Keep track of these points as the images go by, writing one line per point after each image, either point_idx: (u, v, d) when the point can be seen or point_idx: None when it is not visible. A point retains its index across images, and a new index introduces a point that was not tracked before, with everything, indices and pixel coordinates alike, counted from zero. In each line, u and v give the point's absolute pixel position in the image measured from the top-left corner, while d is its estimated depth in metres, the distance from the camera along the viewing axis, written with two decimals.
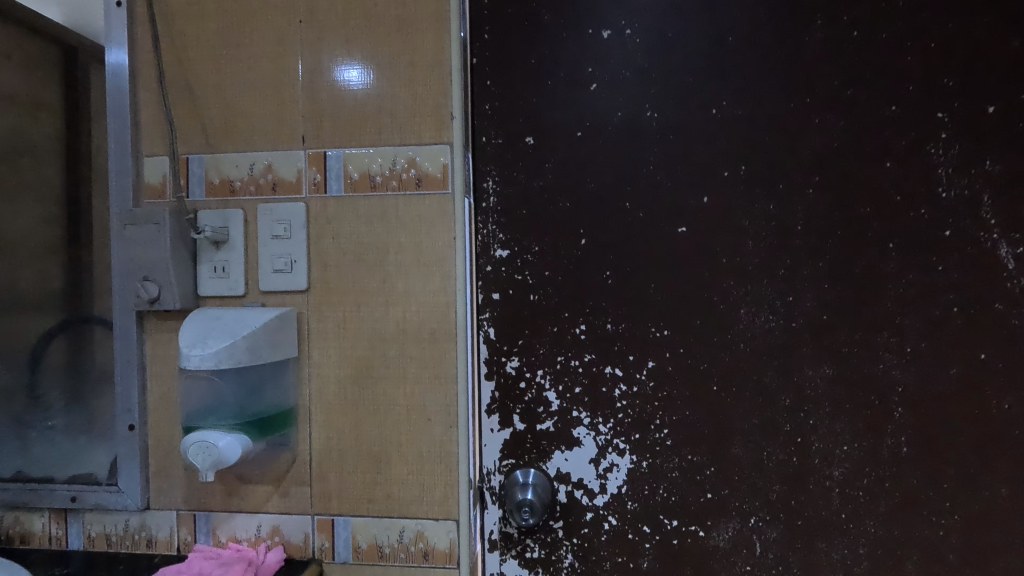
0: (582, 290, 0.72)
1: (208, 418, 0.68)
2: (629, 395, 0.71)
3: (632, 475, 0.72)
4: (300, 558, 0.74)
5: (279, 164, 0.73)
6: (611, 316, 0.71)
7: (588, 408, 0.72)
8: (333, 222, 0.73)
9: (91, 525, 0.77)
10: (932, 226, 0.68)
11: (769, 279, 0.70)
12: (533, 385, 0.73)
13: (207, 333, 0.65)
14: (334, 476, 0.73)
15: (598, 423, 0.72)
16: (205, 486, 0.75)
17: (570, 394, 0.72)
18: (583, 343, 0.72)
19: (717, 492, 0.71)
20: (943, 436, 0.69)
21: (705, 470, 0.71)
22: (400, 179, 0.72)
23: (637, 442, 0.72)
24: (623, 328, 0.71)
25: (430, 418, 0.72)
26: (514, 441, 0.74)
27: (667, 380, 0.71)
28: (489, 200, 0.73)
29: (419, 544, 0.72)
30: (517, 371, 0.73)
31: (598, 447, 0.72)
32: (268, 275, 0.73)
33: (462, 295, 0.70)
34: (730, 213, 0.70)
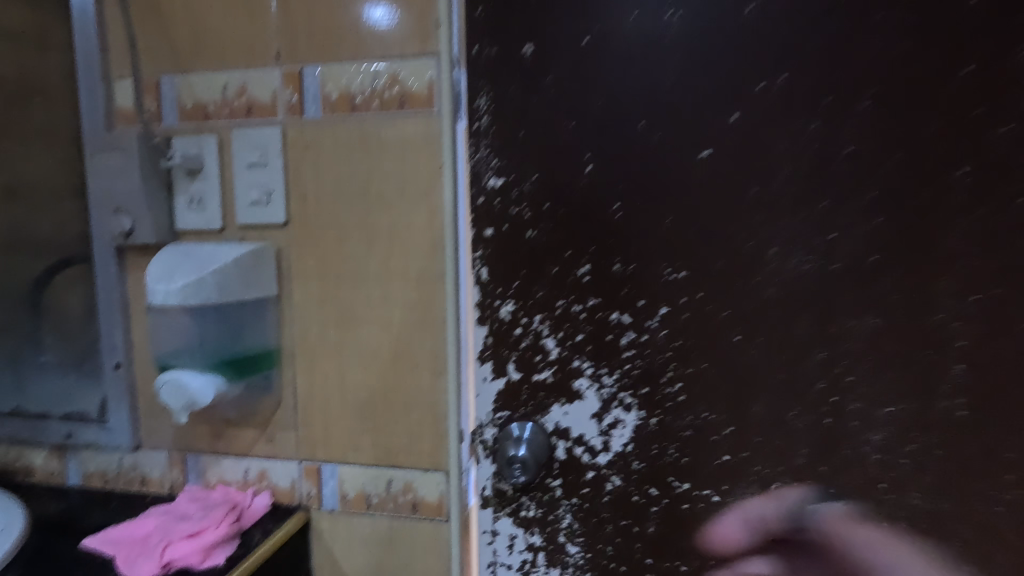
0: (586, 225, 0.63)
1: (182, 357, 0.65)
2: (638, 344, 0.63)
3: (639, 433, 0.64)
4: (288, 504, 0.71)
5: (253, 85, 0.66)
6: (619, 255, 0.62)
7: (591, 358, 0.64)
8: (311, 148, 0.66)
9: (88, 463, 0.76)
10: (1019, 146, 0.55)
11: (806, 212, 0.59)
12: (530, 332, 0.65)
13: (175, 267, 0.61)
14: (319, 421, 0.69)
15: (602, 374, 0.64)
16: (192, 429, 0.73)
17: (571, 342, 0.64)
18: (586, 286, 0.63)
19: (735, 454, 0.63)
20: (1013, 400, 0.58)
21: (722, 429, 0.63)
22: (382, 99, 0.64)
23: (646, 397, 0.63)
24: (632, 269, 0.62)
25: (418, 363, 0.66)
26: (509, 392, 0.66)
27: (681, 329, 0.62)
28: (481, 120, 0.63)
29: (407, 495, 0.68)
30: (512, 316, 0.65)
31: (602, 402, 0.65)
32: (245, 208, 0.67)
33: (452, 232, 0.64)
34: (762, 133, 0.59)
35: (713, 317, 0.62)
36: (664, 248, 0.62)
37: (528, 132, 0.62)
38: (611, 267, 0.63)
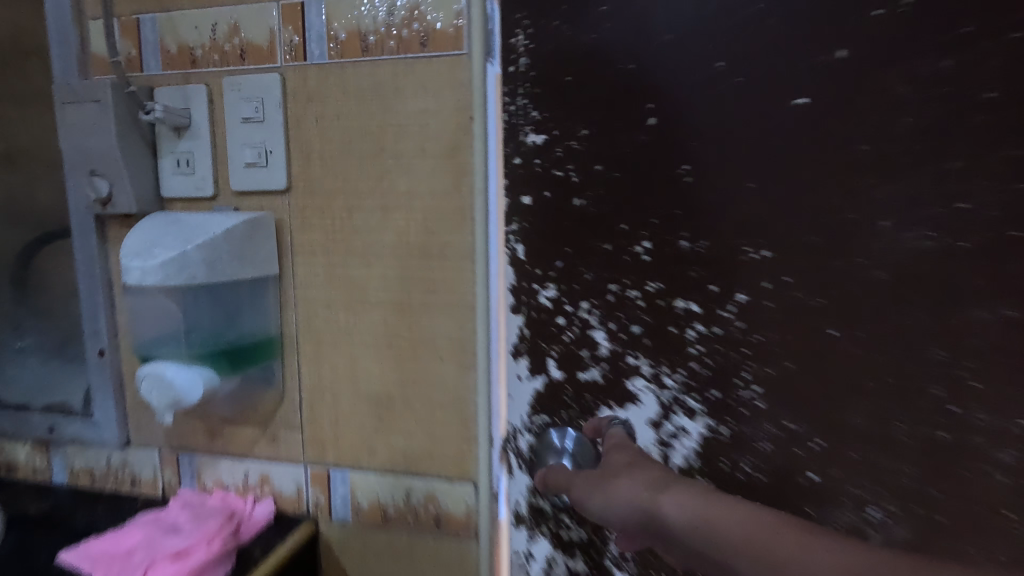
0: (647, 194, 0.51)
1: (165, 346, 0.55)
2: (707, 338, 0.52)
3: (706, 445, 0.53)
4: (294, 513, 0.62)
5: (247, 24, 0.56)
6: (687, 228, 0.51)
7: (650, 354, 0.54)
8: (315, 99, 0.55)
9: (74, 459, 0.68)
10: None
11: None
12: (575, 322, 0.56)
13: (156, 240, 0.51)
14: (328, 419, 0.60)
15: (662, 374, 0.54)
16: (186, 425, 0.64)
17: (625, 334, 0.54)
18: (645, 267, 0.53)
19: (823, 472, 0.48)
20: None
21: (809, 442, 0.49)
22: (400, 37, 0.52)
23: (716, 402, 0.52)
24: (704, 247, 0.50)
25: (441, 356, 0.56)
26: (549, 393, 0.58)
27: (764, 321, 0.49)
28: (518, 63, 0.53)
29: (428, 508, 0.59)
30: (553, 303, 0.56)
31: (662, 406, 0.54)
32: (240, 171, 0.57)
33: (482, 205, 0.53)
34: None
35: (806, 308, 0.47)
36: (742, 218, 0.49)
37: (574, 78, 0.52)
38: (677, 246, 0.51)
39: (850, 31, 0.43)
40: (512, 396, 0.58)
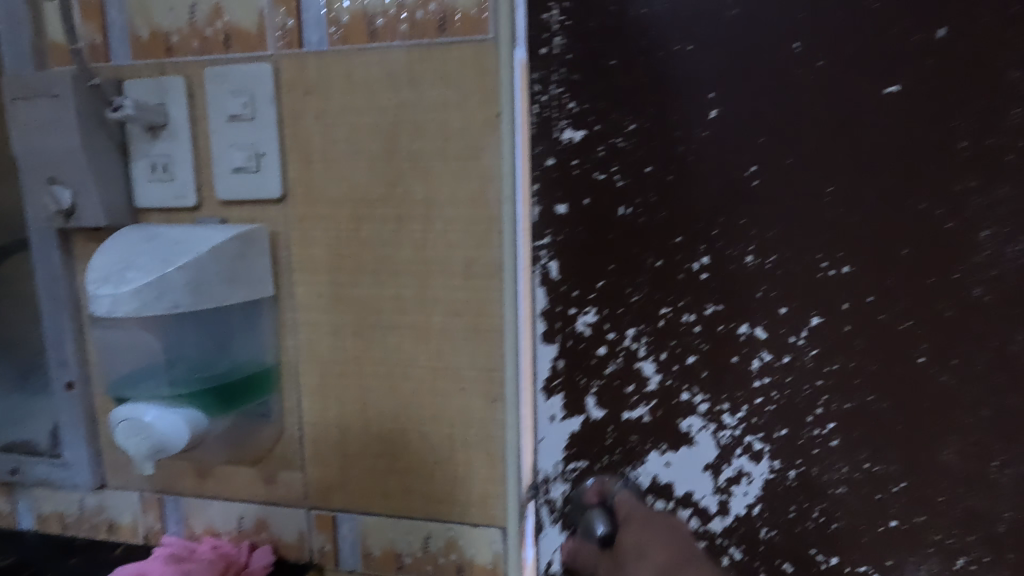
0: (693, 203, 0.45)
1: (145, 384, 0.48)
2: (774, 370, 0.46)
3: (769, 492, 0.48)
4: (296, 561, 0.55)
5: (231, 4, 0.48)
6: (753, 241, 0.44)
7: (708, 390, 0.47)
8: (314, 93, 0.48)
9: (41, 504, 0.60)
10: None
11: None
12: (619, 349, 0.48)
13: (129, 260, 0.44)
14: (332, 457, 0.53)
15: (722, 414, 0.48)
16: (168, 465, 0.56)
17: (678, 366, 0.47)
18: (702, 282, 0.46)
19: (906, 519, 0.47)
20: None
21: (892, 486, 0.46)
22: (414, 20, 0.45)
23: (786, 443, 0.47)
24: (772, 264, 0.45)
25: (464, 385, 0.49)
26: (584, 435, 0.50)
27: (842, 350, 0.45)
28: (552, 43, 0.45)
29: (450, 556, 0.52)
30: (593, 329, 0.48)
31: (721, 450, 0.48)
32: (226, 177, 0.49)
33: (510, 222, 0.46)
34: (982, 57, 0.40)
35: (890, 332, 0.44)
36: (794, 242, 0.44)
37: (621, 61, 0.44)
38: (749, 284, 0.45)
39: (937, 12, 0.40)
40: (541, 439, 0.50)
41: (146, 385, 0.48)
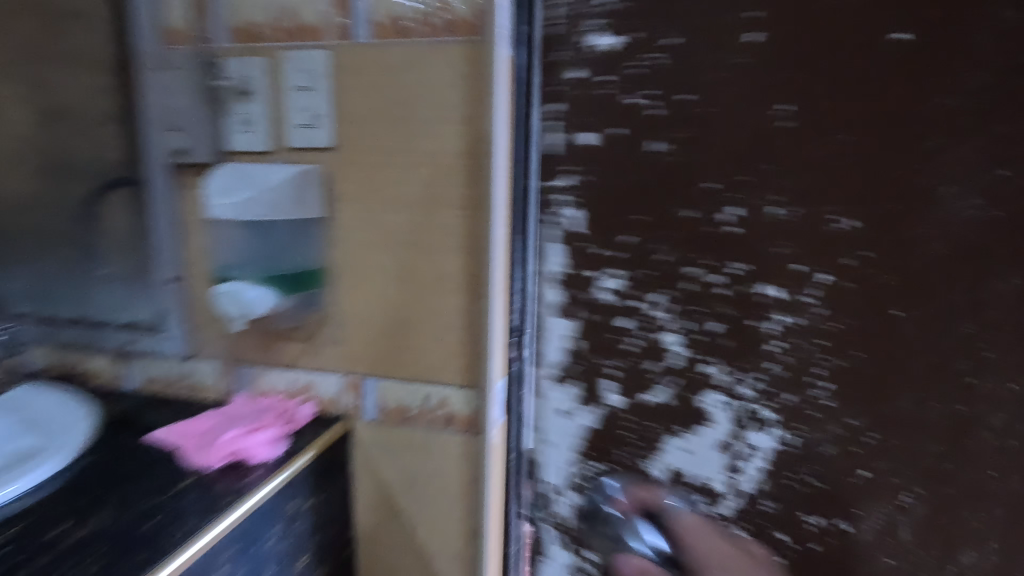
0: (722, 146, 0.62)
1: (238, 269, 0.72)
2: (793, 328, 0.62)
3: (772, 455, 0.66)
4: (332, 413, 0.76)
5: (303, 8, 0.67)
6: (786, 200, 0.60)
7: (726, 356, 0.65)
8: (358, 73, 0.67)
9: (145, 369, 0.82)
10: None
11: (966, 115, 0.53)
12: (647, 324, 0.69)
13: (233, 186, 0.68)
14: (361, 338, 0.74)
15: (741, 380, 0.66)
16: (242, 341, 0.78)
17: (703, 333, 0.66)
18: (737, 261, 0.63)
19: (876, 472, 0.62)
20: None
21: (869, 436, 0.62)
22: (431, 24, 0.64)
23: (791, 405, 0.64)
24: (795, 217, 0.60)
25: (456, 286, 0.70)
26: (601, 434, 0.74)
27: (844, 308, 0.60)
28: None
29: (442, 409, 0.73)
30: (617, 300, 0.70)
31: (734, 423, 0.67)
32: (294, 130, 0.69)
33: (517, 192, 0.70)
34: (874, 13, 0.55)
35: (878, 286, 0.58)
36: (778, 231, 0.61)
37: None
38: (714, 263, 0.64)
39: None
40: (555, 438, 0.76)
41: (242, 271, 0.72)
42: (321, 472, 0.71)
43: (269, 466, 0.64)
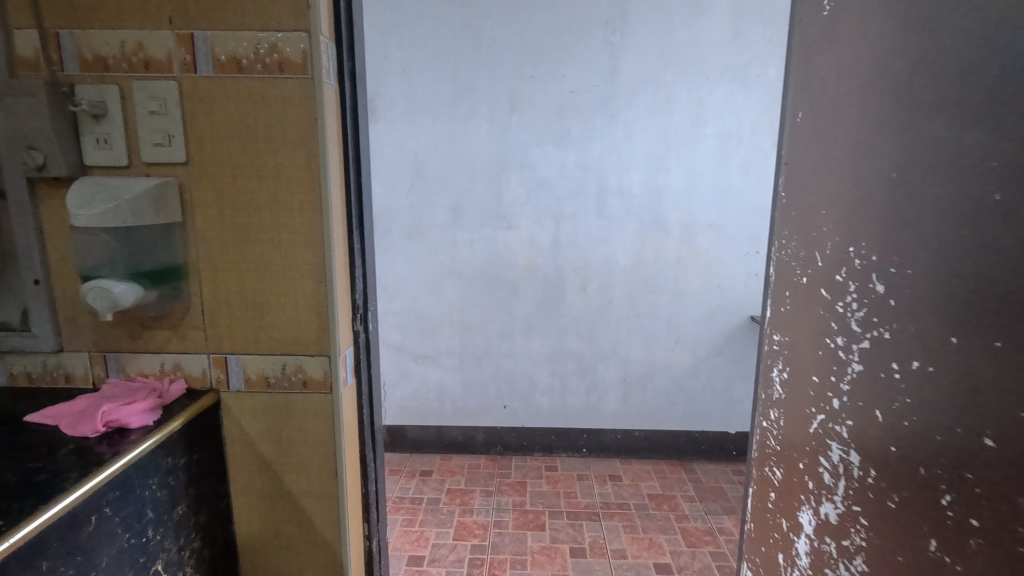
0: (804, 219, 0.75)
1: (105, 269, 0.83)
2: (780, 364, 0.83)
3: (783, 468, 0.82)
4: (200, 388, 0.90)
5: (149, 44, 0.79)
6: (801, 263, 0.76)
7: (777, 404, 0.84)
8: (203, 100, 0.81)
9: (12, 366, 0.89)
10: (809, 114, 0.74)
11: (828, 151, 0.69)
12: (775, 407, 0.85)
13: (93, 194, 0.75)
14: (223, 321, 0.88)
15: (773, 415, 0.86)
16: (112, 332, 0.88)
17: (778, 397, 0.84)
18: (786, 337, 0.81)
19: (777, 440, 0.84)
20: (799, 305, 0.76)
21: (775, 417, 0.85)
22: (264, 63, 0.80)
23: (785, 431, 0.82)
24: (800, 267, 0.76)
25: (302, 274, 0.87)
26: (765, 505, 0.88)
27: (790, 339, 0.80)
28: None
29: (298, 374, 0.89)
30: (774, 392, 0.85)
31: (776, 457, 0.84)
32: (149, 148, 0.82)
33: (350, 194, 0.92)
34: (821, 72, 0.71)
35: (800, 315, 0.76)
36: (814, 356, 0.72)
37: None
38: (903, 418, 0.55)
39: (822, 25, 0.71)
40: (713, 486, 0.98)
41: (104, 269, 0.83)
42: (192, 436, 0.84)
43: (146, 430, 0.76)
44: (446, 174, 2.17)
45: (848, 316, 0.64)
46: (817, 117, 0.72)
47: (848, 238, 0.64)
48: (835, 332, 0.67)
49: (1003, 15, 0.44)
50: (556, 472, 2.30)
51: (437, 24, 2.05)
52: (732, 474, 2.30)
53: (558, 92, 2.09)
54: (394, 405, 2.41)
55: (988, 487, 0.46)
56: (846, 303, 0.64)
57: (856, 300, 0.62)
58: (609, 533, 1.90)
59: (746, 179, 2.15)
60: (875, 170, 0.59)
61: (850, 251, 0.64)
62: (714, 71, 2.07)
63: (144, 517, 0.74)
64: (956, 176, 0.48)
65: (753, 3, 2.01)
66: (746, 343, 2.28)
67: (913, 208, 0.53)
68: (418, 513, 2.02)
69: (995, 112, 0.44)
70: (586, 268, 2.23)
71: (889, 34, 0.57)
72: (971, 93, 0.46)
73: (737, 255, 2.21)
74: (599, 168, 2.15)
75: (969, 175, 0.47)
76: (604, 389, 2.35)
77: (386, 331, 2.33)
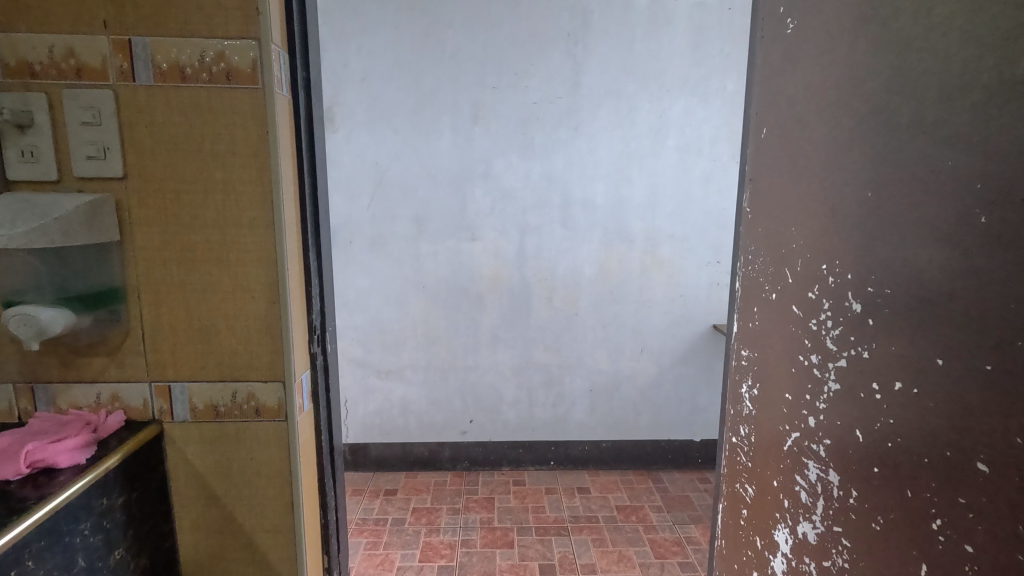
0: (773, 236, 0.75)
1: (30, 292, 0.75)
2: (751, 381, 0.83)
3: (755, 485, 0.82)
4: (141, 419, 0.83)
5: (81, 50, 0.73)
6: (769, 278, 0.76)
7: (748, 420, 0.84)
8: (144, 111, 0.75)
9: None
10: (775, 130, 0.74)
11: (796, 168, 0.69)
12: (746, 423, 0.84)
13: (15, 212, 0.68)
14: (166, 346, 0.82)
15: (744, 431, 0.85)
16: (40, 360, 0.80)
17: (749, 414, 0.83)
18: (755, 353, 0.81)
19: (749, 458, 0.84)
20: (769, 322, 0.76)
21: (746, 433, 0.84)
22: (210, 72, 0.75)
23: (757, 449, 0.81)
24: (768, 283, 0.76)
25: (254, 295, 0.81)
26: (740, 523, 0.87)
27: (760, 356, 0.80)
28: None
29: (250, 402, 0.84)
30: (745, 409, 0.85)
31: (748, 474, 0.84)
32: (82, 161, 0.75)
33: (305, 210, 0.87)
34: (787, 89, 0.71)
35: (770, 332, 0.76)
36: (786, 374, 0.72)
37: None
38: (886, 439, 0.54)
39: (786, 42, 0.72)
40: None
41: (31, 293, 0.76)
42: (132, 472, 0.77)
43: (78, 469, 0.70)
44: (408, 185, 2.12)
45: (822, 333, 0.64)
46: (784, 135, 0.72)
47: (820, 256, 0.64)
48: (809, 350, 0.66)
49: (983, 34, 0.43)
50: (524, 486, 2.27)
51: (398, 33, 2.01)
52: (698, 482, 2.32)
53: (522, 104, 2.08)
54: (356, 422, 2.34)
55: (982, 513, 0.44)
56: (820, 320, 0.64)
57: (831, 319, 0.62)
58: (578, 547, 1.88)
59: (706, 190, 2.19)
60: (851, 189, 0.58)
61: (823, 269, 0.63)
62: (675, 84, 2.10)
63: (73, 568, 0.67)
64: (936, 197, 0.47)
65: (712, 19, 2.06)
66: (709, 351, 2.31)
67: (891, 229, 0.53)
68: (382, 535, 1.95)
69: (975, 135, 0.44)
70: (551, 279, 2.22)
71: (859, 54, 0.57)
72: (950, 115, 0.46)
73: (699, 265, 2.24)
74: (563, 179, 2.15)
75: (953, 197, 0.46)
76: (571, 400, 2.33)
77: (347, 346, 2.26)
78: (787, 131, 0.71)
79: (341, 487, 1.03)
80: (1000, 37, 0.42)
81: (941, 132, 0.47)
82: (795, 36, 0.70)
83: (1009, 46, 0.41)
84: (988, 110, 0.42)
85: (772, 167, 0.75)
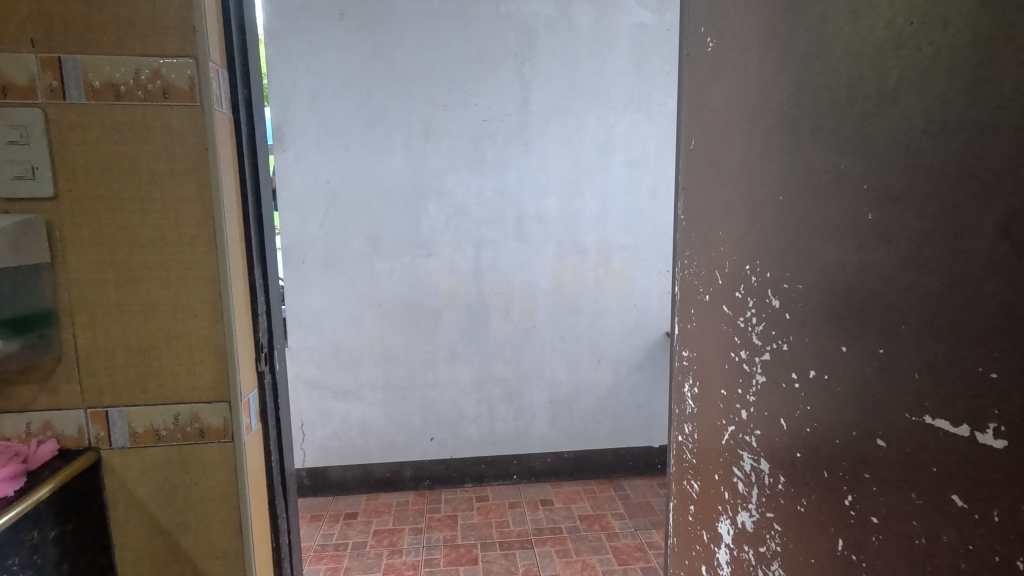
0: (705, 241, 0.79)
1: None
2: (692, 379, 0.86)
3: (700, 481, 0.85)
4: (76, 448, 0.80)
5: (7, 68, 0.72)
6: (703, 281, 0.80)
7: (691, 418, 0.87)
8: (76, 130, 0.74)
9: None
10: (703, 140, 0.79)
11: (721, 175, 0.74)
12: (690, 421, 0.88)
13: None
14: (102, 370, 0.79)
15: (688, 429, 0.89)
16: None
17: (691, 411, 0.87)
18: (694, 353, 0.84)
19: (693, 455, 0.87)
20: (705, 324, 0.80)
21: (690, 431, 0.88)
22: (146, 90, 0.74)
23: (699, 445, 0.84)
24: (703, 286, 0.80)
25: (196, 314, 0.80)
26: (689, 520, 0.90)
27: (698, 356, 0.83)
28: None
29: (194, 424, 0.82)
30: (687, 407, 0.88)
31: (694, 470, 0.87)
32: (9, 182, 0.73)
33: (249, 227, 0.87)
34: (710, 102, 0.76)
35: (706, 332, 0.80)
36: (721, 370, 0.76)
37: None
38: (805, 425, 0.58)
39: (708, 57, 0.77)
40: None
41: None
42: (66, 503, 0.74)
43: (5, 501, 0.66)
44: (362, 203, 2.12)
45: (749, 330, 0.68)
46: (710, 144, 0.76)
47: (744, 257, 0.68)
48: (739, 346, 0.70)
49: (861, 51, 0.48)
50: (487, 502, 2.26)
51: (346, 53, 2.02)
52: (659, 487, 2.36)
53: (472, 121, 2.12)
54: (313, 446, 2.28)
55: (884, 484, 0.48)
56: (747, 318, 0.68)
57: (756, 316, 0.66)
58: (542, 559, 1.88)
59: (654, 202, 2.27)
60: (767, 193, 0.63)
61: (747, 269, 0.67)
62: (620, 101, 2.18)
63: None
64: (834, 198, 0.52)
65: (652, 40, 2.16)
66: (664, 358, 2.37)
67: (801, 229, 0.57)
68: (342, 560, 1.90)
69: (860, 142, 0.48)
70: (508, 292, 2.24)
71: (767, 69, 0.62)
72: (840, 123, 0.51)
73: (651, 274, 2.31)
74: (516, 194, 2.18)
75: (847, 198, 0.50)
76: (532, 412, 2.35)
77: (302, 368, 2.21)
78: (712, 141, 0.76)
79: (293, 509, 1.01)
80: (876, 51, 0.46)
81: (835, 139, 0.51)
82: (715, 51, 0.75)
83: (883, 60, 0.46)
84: (868, 118, 0.47)
85: (700, 175, 0.80)
